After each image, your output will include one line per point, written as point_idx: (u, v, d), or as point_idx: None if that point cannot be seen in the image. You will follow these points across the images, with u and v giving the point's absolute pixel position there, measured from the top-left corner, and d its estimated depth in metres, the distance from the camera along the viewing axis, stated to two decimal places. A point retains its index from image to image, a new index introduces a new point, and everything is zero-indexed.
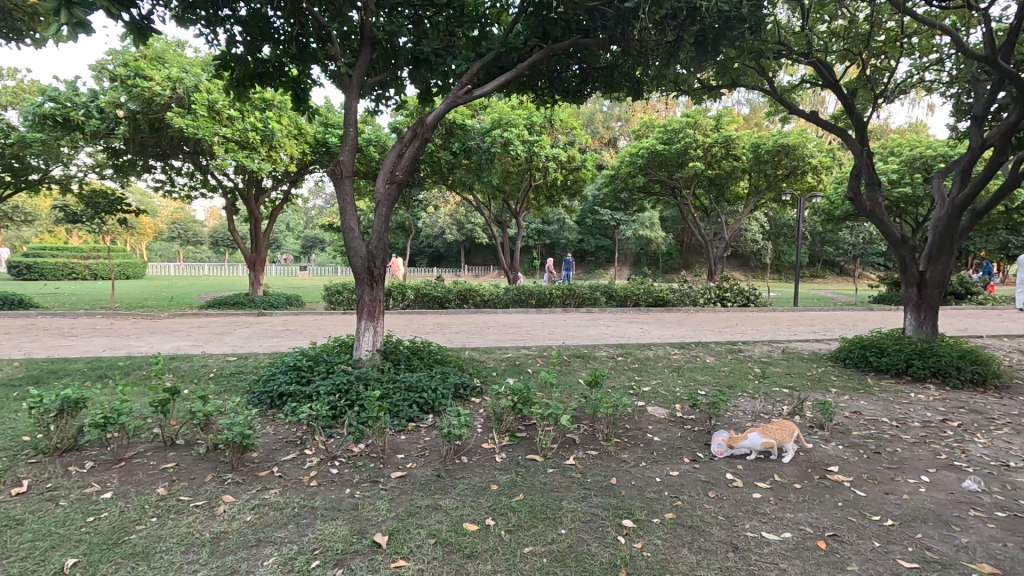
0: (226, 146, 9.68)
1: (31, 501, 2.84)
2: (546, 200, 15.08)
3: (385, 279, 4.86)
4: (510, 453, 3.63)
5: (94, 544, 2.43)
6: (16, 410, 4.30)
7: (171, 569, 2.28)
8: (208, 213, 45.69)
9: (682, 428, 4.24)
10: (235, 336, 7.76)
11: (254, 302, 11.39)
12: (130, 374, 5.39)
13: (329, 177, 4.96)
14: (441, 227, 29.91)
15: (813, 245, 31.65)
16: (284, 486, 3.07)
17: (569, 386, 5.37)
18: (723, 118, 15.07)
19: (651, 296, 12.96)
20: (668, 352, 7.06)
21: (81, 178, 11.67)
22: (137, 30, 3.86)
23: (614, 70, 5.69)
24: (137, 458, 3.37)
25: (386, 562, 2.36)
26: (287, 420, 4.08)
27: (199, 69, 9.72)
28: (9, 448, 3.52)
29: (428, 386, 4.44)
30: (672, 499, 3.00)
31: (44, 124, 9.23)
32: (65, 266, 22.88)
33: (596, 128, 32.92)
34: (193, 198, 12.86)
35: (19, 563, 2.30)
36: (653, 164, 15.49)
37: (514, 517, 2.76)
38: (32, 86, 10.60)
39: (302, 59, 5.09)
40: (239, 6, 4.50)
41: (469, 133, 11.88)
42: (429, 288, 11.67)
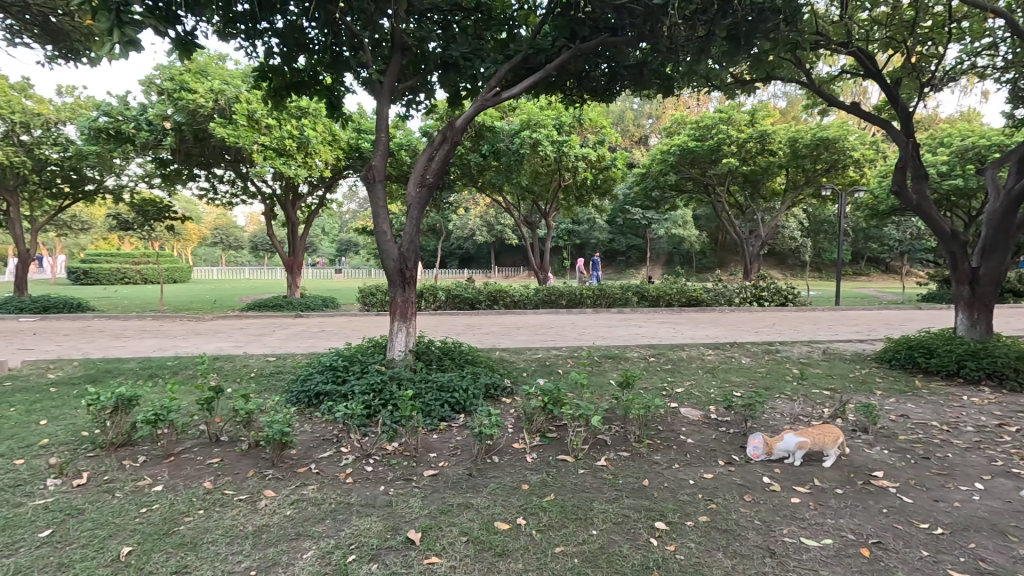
0: (264, 154, 10.04)
1: (90, 492, 3.02)
2: (576, 200, 15.01)
3: (417, 281, 4.94)
4: (541, 453, 3.63)
5: (146, 534, 2.57)
6: (76, 406, 4.58)
7: (216, 560, 2.38)
8: (249, 218, 47.50)
9: (716, 429, 4.17)
10: (274, 338, 8.04)
11: (292, 304, 11.79)
12: (178, 374, 5.65)
13: (363, 182, 5.08)
14: (472, 228, 30.22)
15: (857, 242, 30.48)
16: (321, 482, 3.17)
17: (600, 386, 5.36)
18: (758, 113, 14.70)
19: (684, 296, 12.73)
20: (702, 353, 6.93)
21: (132, 188, 12.30)
22: (182, 46, 4.05)
23: (643, 69, 5.62)
24: (185, 453, 3.54)
25: (419, 559, 2.40)
26: (324, 419, 4.20)
27: (239, 81, 10.11)
28: (70, 442, 3.75)
29: (459, 386, 4.49)
30: (706, 502, 2.94)
31: (98, 136, 9.78)
32: (119, 271, 24.15)
33: (627, 127, 32.59)
34: (234, 204, 13.38)
35: (80, 549, 2.45)
36: (685, 161, 15.21)
37: (546, 517, 2.77)
38: (87, 101, 11.19)
39: (336, 67, 5.23)
40: (277, 19, 4.65)
41: (499, 135, 11.96)
42: (460, 289, 11.80)
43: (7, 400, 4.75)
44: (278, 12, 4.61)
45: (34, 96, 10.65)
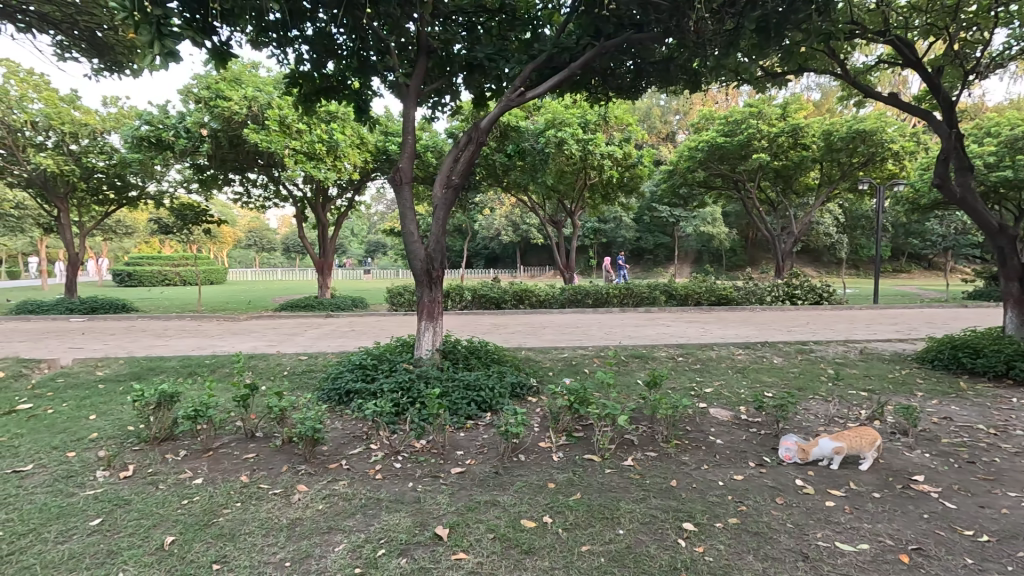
0: (295, 158, 10.30)
1: (136, 483, 3.18)
2: (602, 198, 14.88)
3: (443, 280, 5.00)
4: (567, 452, 3.63)
5: (188, 525, 2.68)
6: (122, 402, 4.81)
7: (253, 551, 2.47)
8: (281, 221, 48.83)
9: (747, 431, 4.08)
10: (306, 337, 8.24)
11: (323, 304, 12.09)
12: (215, 372, 5.86)
13: (390, 185, 5.17)
14: (497, 228, 30.36)
15: (896, 238, 29.39)
16: (352, 478, 3.25)
17: (627, 386, 5.30)
18: (790, 106, 14.29)
19: (714, 294, 12.49)
20: (732, 353, 6.79)
21: (172, 194, 12.80)
22: (219, 56, 4.20)
23: (670, 64, 5.55)
24: (222, 448, 3.68)
25: (447, 554, 2.44)
26: (354, 416, 4.31)
27: (271, 87, 10.41)
28: (117, 436, 3.95)
29: (486, 385, 4.53)
30: (737, 504, 2.89)
31: (141, 145, 10.24)
32: (160, 274, 25.19)
33: (653, 124, 32.15)
34: (267, 208, 13.77)
35: (128, 538, 2.58)
36: (714, 157, 14.87)
37: (572, 516, 2.77)
38: (130, 111, 11.68)
39: (363, 71, 5.33)
40: (306, 26, 4.79)
41: (524, 135, 11.98)
42: (486, 289, 11.86)
43: (60, 396, 5.02)
44: (307, 19, 4.73)
45: (82, 107, 11.07)
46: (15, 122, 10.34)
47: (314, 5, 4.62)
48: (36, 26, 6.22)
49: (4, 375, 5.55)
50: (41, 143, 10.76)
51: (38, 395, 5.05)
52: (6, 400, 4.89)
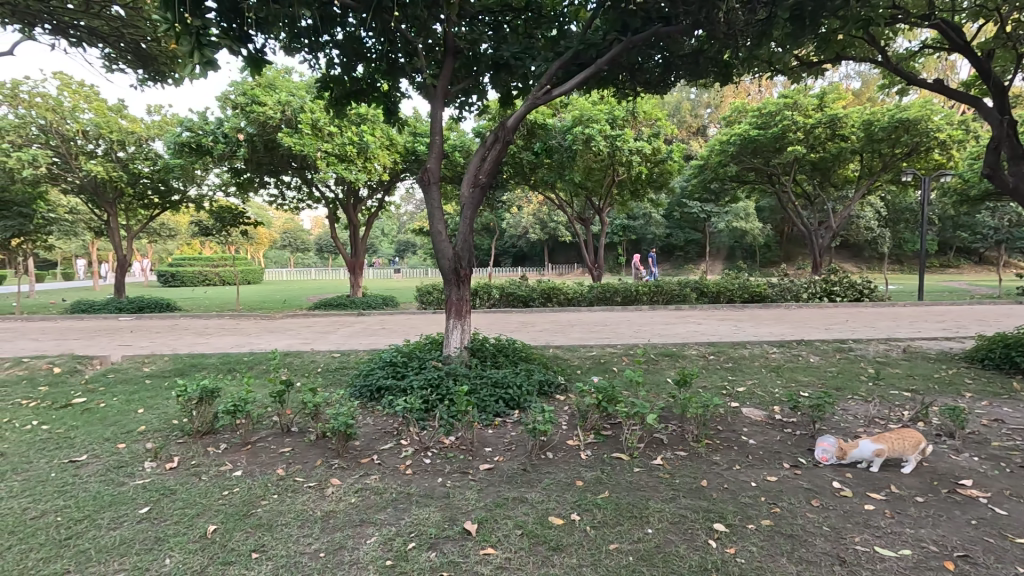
0: (327, 160, 10.55)
1: (181, 474, 3.33)
2: (630, 195, 14.70)
3: (471, 279, 5.04)
4: (595, 451, 3.60)
5: (228, 514, 2.80)
6: (167, 397, 5.04)
7: (290, 541, 2.57)
8: (314, 222, 50.16)
9: (782, 431, 3.97)
10: (338, 335, 8.44)
11: (355, 303, 12.33)
12: (253, 368, 6.08)
13: (418, 185, 5.24)
14: (525, 226, 30.39)
15: (944, 232, 28.07)
16: (383, 473, 3.32)
17: (657, 385, 5.23)
18: (827, 96, 13.77)
19: (747, 291, 12.18)
20: (766, 351, 6.62)
21: (211, 197, 13.29)
22: (254, 62, 4.34)
23: (700, 57, 5.44)
24: (260, 442, 3.81)
25: (475, 549, 2.47)
26: (385, 412, 4.39)
27: (304, 92, 10.69)
28: (162, 429, 4.15)
29: (514, 382, 4.55)
30: (770, 506, 2.82)
31: (182, 150, 10.69)
32: (200, 274, 26.24)
33: (683, 118, 31.55)
34: (300, 209, 14.14)
35: (173, 526, 2.71)
36: (747, 151, 14.46)
37: (600, 513, 2.76)
38: (173, 118, 12.17)
39: (392, 73, 5.42)
40: (337, 31, 4.89)
41: (551, 132, 11.94)
42: (514, 287, 11.89)
43: (111, 391, 5.30)
44: (337, 24, 4.84)
45: (129, 116, 11.69)
46: (68, 132, 10.95)
47: (344, 10, 4.73)
48: (86, 40, 6.55)
49: (60, 370, 5.89)
50: (91, 150, 11.35)
51: (91, 389, 5.35)
52: (63, 394, 5.20)
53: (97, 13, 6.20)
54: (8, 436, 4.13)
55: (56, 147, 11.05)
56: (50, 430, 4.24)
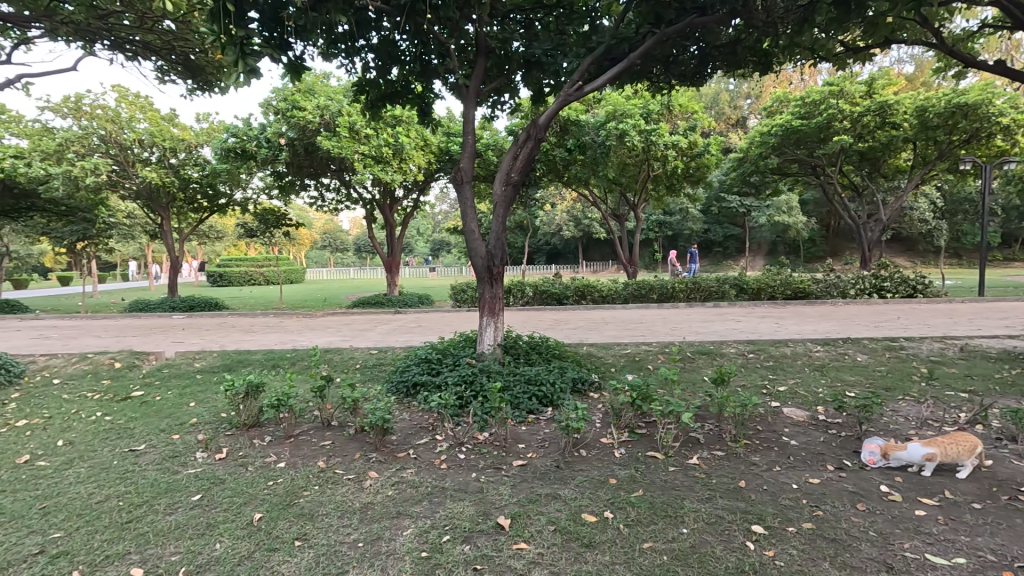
0: (364, 162, 10.81)
1: (230, 465, 3.51)
2: (666, 189, 14.43)
3: (504, 277, 5.07)
4: (628, 449, 3.57)
5: (273, 504, 2.93)
6: (217, 390, 5.31)
7: (330, 530, 2.66)
8: (353, 222, 51.47)
9: (825, 432, 3.83)
10: (375, 333, 8.65)
11: (392, 301, 12.58)
12: (295, 365, 6.32)
13: (452, 184, 5.31)
14: (559, 223, 30.28)
15: (1008, 223, 26.20)
16: (419, 467, 3.39)
17: (692, 383, 5.13)
18: (876, 81, 13.11)
19: (789, 288, 11.76)
20: (809, 349, 6.39)
21: (255, 200, 13.84)
22: (294, 69, 4.50)
23: (737, 46, 5.31)
24: (302, 435, 3.96)
25: (508, 544, 2.50)
26: (420, 408, 4.49)
27: (341, 96, 11.00)
28: (213, 421, 4.37)
29: (546, 380, 4.56)
30: (812, 509, 2.73)
31: (228, 156, 11.23)
32: (246, 275, 27.39)
33: (721, 110, 30.67)
34: (339, 211, 14.53)
35: (223, 513, 2.86)
36: (789, 142, 13.94)
37: (633, 512, 2.74)
38: (219, 125, 12.72)
39: (425, 75, 5.51)
40: (372, 35, 5.01)
41: (584, 129, 11.85)
42: (547, 285, 11.89)
43: (166, 385, 5.62)
44: (372, 29, 4.96)
45: (180, 125, 12.33)
46: (126, 140, 11.60)
47: (379, 15, 4.84)
48: (141, 53, 6.91)
49: (121, 365, 6.29)
50: (147, 158, 12.03)
51: (148, 383, 5.68)
52: (123, 387, 5.55)
53: (150, 28, 6.52)
54: (76, 426, 4.44)
55: (115, 155, 11.72)
56: (112, 421, 4.54)
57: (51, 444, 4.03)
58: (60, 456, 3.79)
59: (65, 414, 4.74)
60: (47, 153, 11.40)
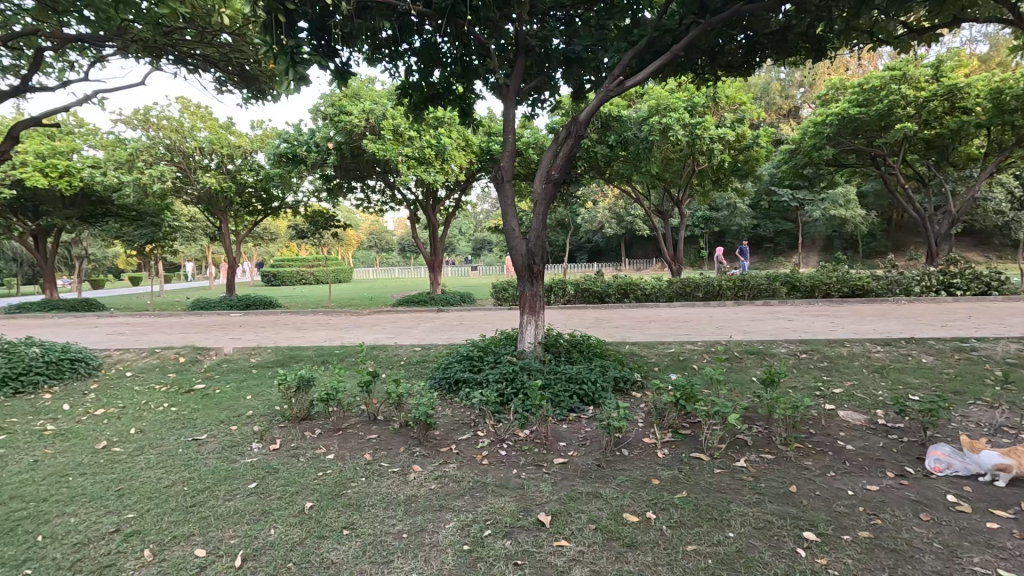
0: (408, 164, 11.07)
1: (283, 455, 3.68)
2: (712, 184, 14.01)
3: (544, 276, 5.07)
4: (672, 449, 3.51)
5: (323, 493, 3.06)
6: (271, 385, 5.58)
7: (376, 520, 2.75)
8: (397, 223, 52.74)
9: (886, 437, 3.62)
10: (419, 330, 8.84)
11: (434, 300, 12.80)
12: (344, 360, 6.55)
13: (493, 183, 5.34)
14: (601, 220, 29.94)
15: None
16: (461, 462, 3.46)
17: (740, 383, 4.97)
18: (945, 64, 12.19)
19: (847, 285, 11.15)
20: (867, 350, 6.05)
21: (306, 203, 14.39)
22: (340, 75, 4.66)
23: (788, 33, 5.07)
24: (350, 429, 4.10)
25: (549, 540, 2.51)
26: (462, 404, 4.55)
27: (386, 100, 11.31)
28: (268, 414, 4.59)
29: (588, 378, 4.53)
30: (870, 517, 2.60)
31: (281, 160, 11.76)
32: (297, 274, 28.56)
33: (772, 100, 29.44)
34: (384, 211, 14.92)
35: (278, 500, 3.01)
36: (846, 132, 13.19)
37: (677, 513, 2.69)
38: (272, 132, 13.30)
39: (466, 76, 5.57)
40: (414, 39, 5.13)
41: (626, 124, 11.62)
42: (589, 283, 11.82)
43: (225, 378, 5.96)
44: (415, 33, 5.07)
45: (237, 132, 12.98)
46: (188, 149, 12.33)
47: (421, 19, 4.93)
48: (201, 66, 7.29)
49: (185, 360, 6.71)
50: (207, 165, 12.74)
51: (209, 377, 6.04)
52: (187, 380, 5.93)
53: (209, 41, 6.91)
54: (146, 415, 4.79)
55: (179, 163, 12.49)
56: (178, 411, 4.86)
57: (125, 432, 4.35)
58: (132, 443, 4.09)
59: (137, 404, 5.11)
60: (120, 162, 12.29)
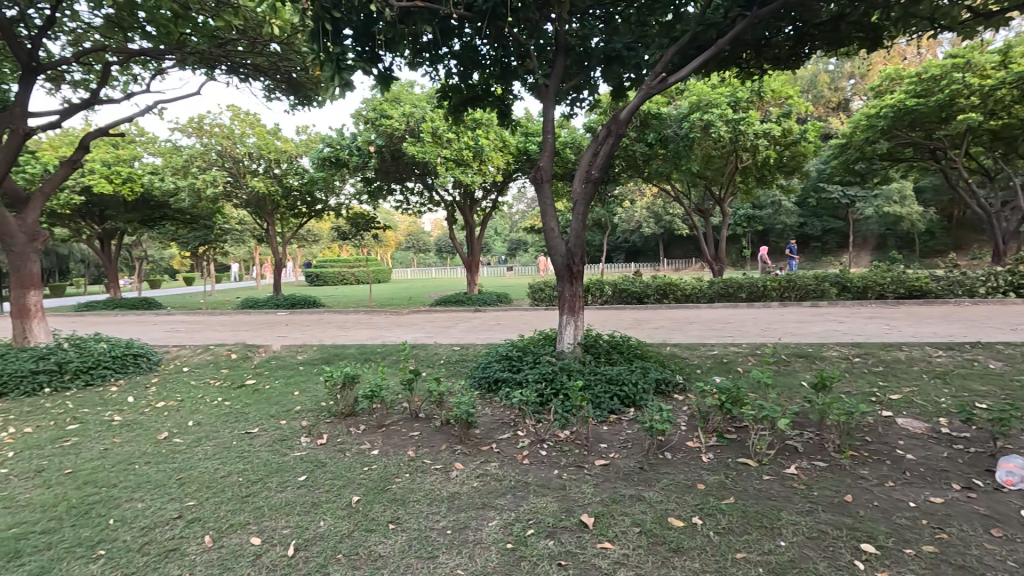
0: (446, 165, 11.22)
1: (330, 450, 3.80)
2: (757, 181, 13.57)
3: (584, 276, 5.04)
4: (718, 454, 3.43)
5: (369, 488, 3.14)
6: (316, 381, 5.78)
7: (422, 515, 2.81)
8: (434, 223, 53.55)
9: (950, 447, 3.42)
10: (457, 330, 8.93)
11: (471, 300, 12.91)
12: (386, 358, 6.71)
13: (532, 184, 5.35)
14: (638, 220, 29.47)
15: None
16: (502, 461, 3.48)
17: (789, 387, 4.81)
18: (1014, 49, 11.36)
19: (903, 286, 10.57)
20: (928, 354, 5.72)
21: (348, 205, 14.78)
22: (383, 79, 4.78)
23: (840, 22, 4.84)
24: (393, 425, 4.20)
25: (592, 542, 2.50)
26: (501, 404, 4.58)
27: (425, 103, 11.50)
28: (314, 409, 4.75)
29: (629, 379, 4.47)
30: (934, 531, 2.46)
31: (325, 164, 12.15)
32: (339, 275, 29.42)
33: (821, 93, 28.23)
34: (423, 213, 15.17)
35: (327, 493, 3.11)
36: (902, 124, 12.50)
37: (725, 519, 2.63)
38: (316, 137, 13.75)
39: (505, 77, 5.62)
40: (454, 42, 5.21)
41: (666, 121, 11.39)
42: (627, 283, 11.67)
43: (275, 374, 6.22)
44: (455, 36, 5.15)
45: (283, 137, 13.47)
46: (238, 154, 12.88)
47: (461, 22, 5.00)
48: (252, 75, 7.58)
49: (237, 356, 7.03)
50: (255, 169, 13.27)
51: (259, 373, 6.31)
52: (239, 376, 6.20)
53: (260, 51, 7.22)
54: (203, 409, 5.04)
55: (230, 168, 13.07)
56: (231, 405, 5.10)
57: (184, 424, 4.59)
58: (191, 434, 4.32)
59: (194, 398, 5.39)
60: (177, 168, 12.97)
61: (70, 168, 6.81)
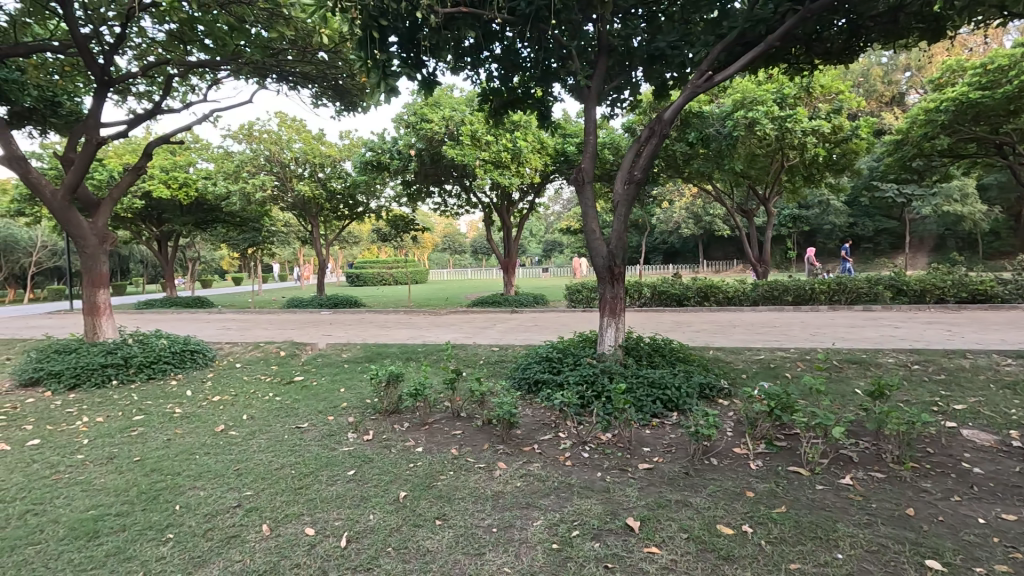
0: (484, 167, 11.33)
1: (376, 445, 3.91)
2: (804, 179, 13.09)
3: (625, 277, 4.98)
4: (767, 461, 3.34)
5: (415, 484, 3.22)
6: (359, 379, 5.94)
7: (466, 512, 2.86)
8: (470, 225, 54.05)
9: (1023, 461, 3.22)
10: (495, 331, 8.98)
11: (508, 301, 12.97)
12: (426, 358, 6.82)
13: (573, 185, 5.33)
14: (677, 221, 28.87)
15: None
16: (544, 461, 3.49)
17: (842, 395, 4.61)
18: None
19: (964, 289, 9.97)
20: (995, 362, 5.37)
21: (387, 207, 15.11)
22: (427, 84, 4.87)
23: (899, 13, 4.62)
24: (435, 424, 4.28)
25: (639, 546, 2.48)
26: (541, 405, 4.59)
27: (464, 106, 11.64)
28: (359, 406, 4.89)
29: (671, 383, 4.40)
30: (1007, 549, 2.33)
31: (367, 168, 12.48)
32: (379, 275, 30.12)
33: (872, 87, 26.91)
34: (460, 214, 15.34)
35: (374, 488, 3.20)
36: (965, 118, 11.80)
37: (777, 529, 2.56)
38: (358, 141, 14.14)
39: (545, 78, 5.63)
40: (496, 45, 5.25)
41: (707, 120, 11.13)
42: (667, 285, 11.46)
43: (321, 371, 6.43)
44: (496, 39, 5.20)
45: (327, 142, 13.93)
46: (285, 159, 13.39)
47: (502, 26, 5.06)
48: (300, 83, 7.85)
49: (285, 354, 7.31)
50: (301, 173, 13.76)
51: (306, 370, 6.54)
52: (287, 373, 6.44)
53: (309, 59, 7.49)
54: (255, 403, 5.28)
55: (277, 172, 13.59)
56: (281, 401, 5.31)
57: (239, 417, 4.82)
58: (245, 427, 4.53)
59: (247, 393, 5.64)
60: (228, 173, 13.59)
61: (134, 173, 7.24)
